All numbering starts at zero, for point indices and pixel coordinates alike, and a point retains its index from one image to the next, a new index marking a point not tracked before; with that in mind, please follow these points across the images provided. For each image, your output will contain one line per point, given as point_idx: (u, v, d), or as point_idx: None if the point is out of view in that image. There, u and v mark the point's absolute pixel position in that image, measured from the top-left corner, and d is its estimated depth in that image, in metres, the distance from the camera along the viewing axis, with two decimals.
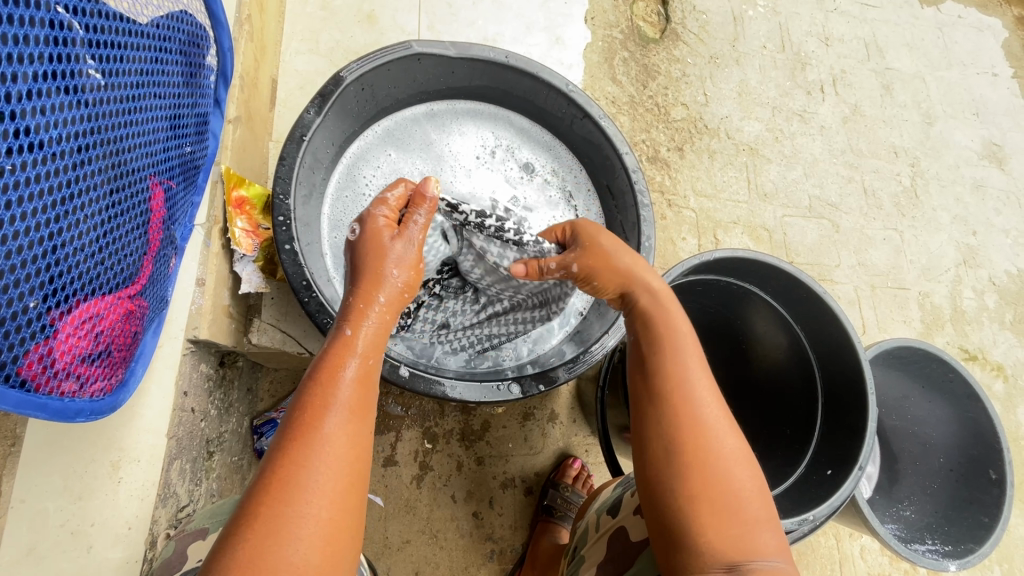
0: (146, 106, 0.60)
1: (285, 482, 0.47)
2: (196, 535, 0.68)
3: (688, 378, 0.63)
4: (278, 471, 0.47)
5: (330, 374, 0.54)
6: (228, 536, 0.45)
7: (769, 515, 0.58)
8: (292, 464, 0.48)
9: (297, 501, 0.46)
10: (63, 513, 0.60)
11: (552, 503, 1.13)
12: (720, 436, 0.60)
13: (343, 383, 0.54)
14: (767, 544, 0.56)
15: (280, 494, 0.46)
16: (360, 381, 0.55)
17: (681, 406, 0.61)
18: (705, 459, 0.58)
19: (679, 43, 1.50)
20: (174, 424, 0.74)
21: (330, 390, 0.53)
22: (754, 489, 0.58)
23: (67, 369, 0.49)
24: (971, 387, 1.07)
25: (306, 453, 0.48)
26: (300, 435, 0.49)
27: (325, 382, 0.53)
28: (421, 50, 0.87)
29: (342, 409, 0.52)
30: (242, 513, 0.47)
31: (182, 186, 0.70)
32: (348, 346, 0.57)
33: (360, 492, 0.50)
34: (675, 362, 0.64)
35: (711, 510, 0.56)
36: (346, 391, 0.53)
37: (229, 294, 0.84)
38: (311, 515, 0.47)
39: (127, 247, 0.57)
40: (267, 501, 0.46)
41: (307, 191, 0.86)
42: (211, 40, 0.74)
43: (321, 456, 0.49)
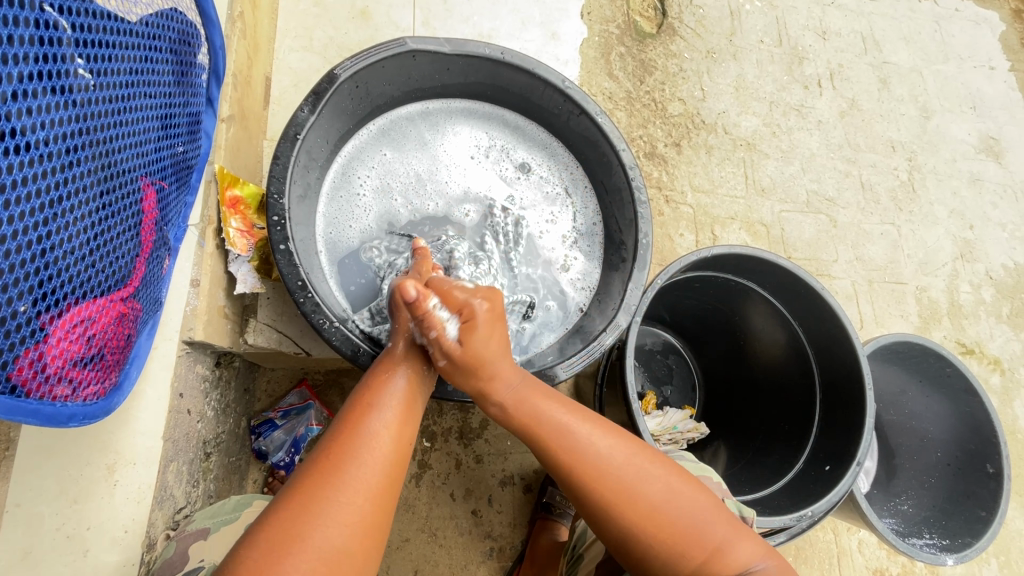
0: (136, 106, 0.59)
1: (332, 471, 0.53)
2: (197, 535, 0.67)
3: (583, 448, 0.64)
4: (327, 461, 0.54)
5: (381, 384, 0.62)
6: (270, 513, 0.50)
7: (733, 527, 0.64)
8: (341, 456, 0.54)
9: (342, 489, 0.52)
10: (59, 517, 0.60)
11: (550, 501, 1.14)
12: (648, 475, 0.64)
13: (393, 391, 0.61)
14: (744, 557, 0.62)
15: (328, 482, 0.52)
16: (409, 392, 0.63)
17: (601, 483, 0.62)
18: (647, 512, 0.61)
19: (676, 38, 1.50)
20: (169, 426, 0.73)
21: (379, 397, 0.60)
22: (687, 503, 0.63)
23: (58, 373, 0.49)
24: (968, 382, 1.07)
25: (352, 446, 0.55)
26: (348, 431, 0.56)
27: (375, 389, 0.61)
28: (416, 47, 0.87)
29: (388, 412, 0.59)
30: (285, 497, 0.52)
31: (174, 186, 0.69)
32: (398, 361, 0.65)
33: (396, 487, 0.56)
34: (564, 441, 0.64)
35: (681, 548, 0.61)
36: (392, 398, 0.61)
37: (224, 295, 0.84)
38: (354, 504, 0.52)
39: (118, 250, 0.57)
40: (311, 486, 0.52)
41: (302, 190, 0.85)
42: (202, 38, 0.74)
43: (368, 451, 0.55)
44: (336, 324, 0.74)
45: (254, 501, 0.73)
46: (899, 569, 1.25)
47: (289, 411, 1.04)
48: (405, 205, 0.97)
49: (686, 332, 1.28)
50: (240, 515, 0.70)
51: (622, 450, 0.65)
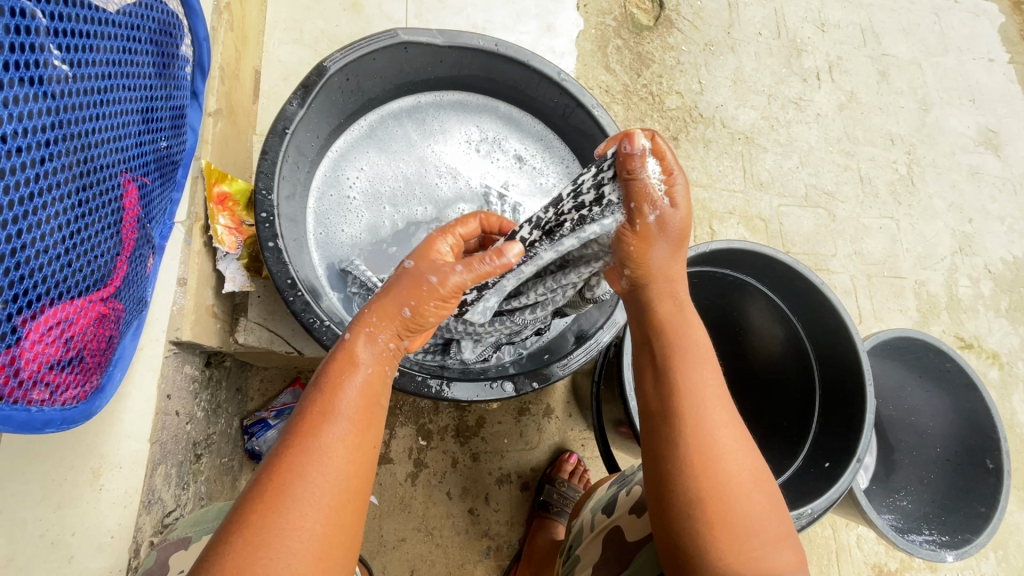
0: (116, 99, 0.57)
1: (277, 493, 0.46)
2: (178, 544, 0.66)
3: (705, 404, 0.60)
4: (272, 480, 0.47)
5: (334, 384, 0.52)
6: (222, 542, 0.45)
7: (785, 531, 0.58)
8: (288, 477, 0.47)
9: (291, 512, 0.46)
10: (42, 523, 0.58)
11: (547, 499, 1.11)
12: (732, 456, 0.58)
13: (350, 393, 0.52)
14: (782, 563, 0.56)
15: (272, 507, 0.46)
16: (370, 389, 0.53)
17: (701, 438, 0.58)
18: (720, 483, 0.57)
19: (673, 30, 1.47)
20: (157, 429, 0.72)
21: (332, 400, 0.51)
22: (770, 512, 0.58)
23: (34, 377, 0.47)
24: (968, 376, 1.06)
25: (301, 464, 0.47)
26: (299, 443, 0.48)
27: (327, 391, 0.52)
28: (407, 39, 0.85)
29: (344, 421, 0.50)
30: (231, 522, 0.46)
31: (158, 182, 0.67)
32: (358, 352, 0.54)
33: (356, 503, 0.50)
34: (694, 380, 0.60)
35: (721, 537, 0.55)
36: (347, 402, 0.51)
37: (213, 293, 0.82)
38: (305, 529, 0.46)
39: (97, 248, 0.55)
40: (258, 510, 0.46)
41: (292, 187, 0.83)
42: (185, 29, 0.71)
43: (318, 469, 0.48)
44: (327, 323, 0.73)
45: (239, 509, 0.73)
46: (898, 565, 1.24)
47: (283, 411, 1.02)
48: (392, 207, 0.94)
49: None
50: None
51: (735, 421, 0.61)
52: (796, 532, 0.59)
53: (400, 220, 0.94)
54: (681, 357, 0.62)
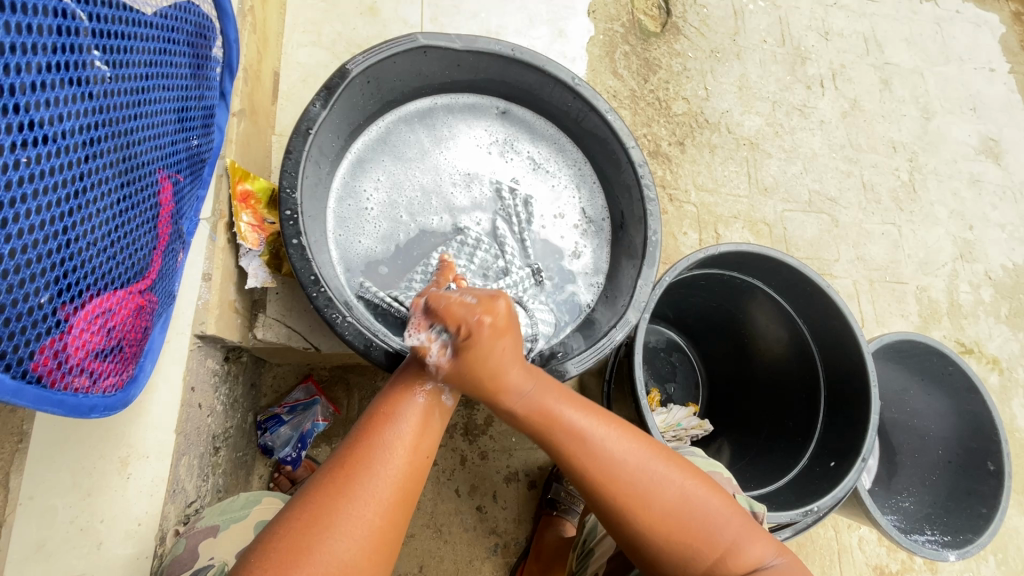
0: (153, 99, 0.59)
1: (345, 481, 0.52)
2: (207, 532, 0.67)
3: (602, 454, 0.62)
4: (341, 471, 0.53)
5: (400, 392, 0.60)
6: (282, 523, 0.50)
7: (744, 523, 0.63)
8: (356, 468, 0.53)
9: (354, 500, 0.51)
10: (73, 510, 0.60)
11: (555, 497, 1.13)
12: (661, 480, 0.62)
13: (414, 401, 0.59)
14: (756, 555, 0.62)
15: (338, 492, 0.51)
16: (432, 399, 0.60)
17: (612, 489, 0.61)
18: (658, 522, 0.61)
19: (680, 37, 1.50)
20: (182, 420, 0.73)
21: (397, 405, 0.59)
22: (720, 508, 0.63)
23: (80, 365, 0.49)
24: (970, 380, 1.08)
25: (368, 463, 0.53)
26: (367, 442, 0.55)
27: (397, 396, 0.60)
28: (427, 42, 0.87)
29: (407, 423, 0.58)
30: (297, 506, 0.51)
31: (189, 180, 0.69)
32: (420, 370, 0.63)
33: (408, 503, 0.54)
34: (573, 433, 0.62)
35: (693, 546, 0.61)
36: (411, 408, 0.59)
37: (235, 289, 0.84)
38: (363, 516, 0.51)
39: (137, 241, 0.57)
40: (326, 494, 0.51)
41: (313, 185, 0.85)
42: (216, 31, 0.73)
43: (384, 463, 0.54)
44: (348, 318, 0.74)
45: (264, 498, 0.74)
46: (899, 566, 1.26)
47: (296, 407, 1.04)
48: (409, 212, 0.95)
49: (691, 329, 1.28)
50: (250, 512, 0.71)
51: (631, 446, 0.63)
52: (751, 517, 0.65)
53: (415, 226, 0.95)
54: (550, 422, 0.62)
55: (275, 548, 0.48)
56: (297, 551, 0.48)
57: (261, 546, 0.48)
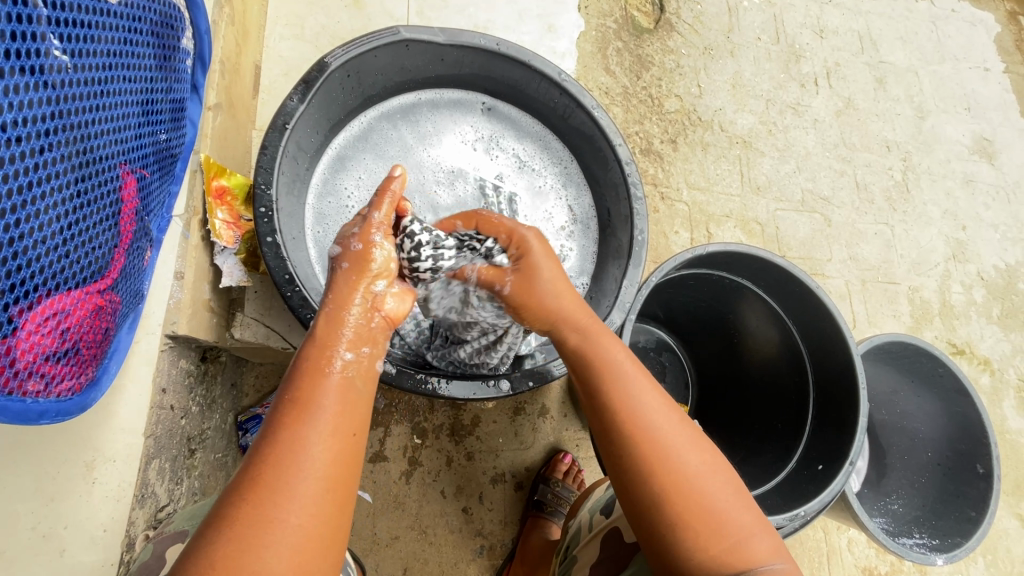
0: (115, 91, 0.57)
1: (266, 483, 0.46)
2: (177, 536, 0.66)
3: (638, 406, 0.62)
4: (263, 472, 0.46)
5: (314, 374, 0.52)
6: (208, 537, 0.44)
7: (755, 518, 0.58)
8: (276, 467, 0.46)
9: (282, 504, 0.45)
10: (35, 515, 0.57)
11: (542, 499, 1.12)
12: (692, 466, 0.58)
13: (328, 381, 0.52)
14: (763, 550, 0.56)
15: (263, 496, 0.45)
16: (348, 374, 0.53)
17: (642, 435, 0.60)
18: (676, 480, 0.57)
19: (673, 34, 1.48)
20: (152, 423, 0.71)
21: (313, 388, 0.51)
22: (735, 499, 0.58)
23: (29, 369, 0.47)
24: (960, 382, 1.07)
25: (287, 458, 0.46)
26: (285, 435, 0.48)
27: (311, 379, 0.51)
28: (409, 36, 0.84)
29: (327, 410, 0.50)
30: (217, 520, 0.45)
31: (156, 175, 0.67)
32: (327, 344, 0.53)
33: (346, 496, 0.49)
34: (624, 389, 0.63)
35: (698, 528, 0.55)
36: (331, 392, 0.51)
37: (210, 288, 0.82)
38: (291, 522, 0.45)
39: (94, 240, 0.55)
40: (247, 502, 0.45)
41: (290, 182, 0.83)
42: (186, 21, 0.71)
43: (302, 458, 0.47)
44: None
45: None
46: (888, 568, 1.25)
47: None
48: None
49: (681, 329, 1.27)
50: None
51: (672, 418, 0.62)
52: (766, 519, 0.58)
53: None
54: (601, 369, 0.65)
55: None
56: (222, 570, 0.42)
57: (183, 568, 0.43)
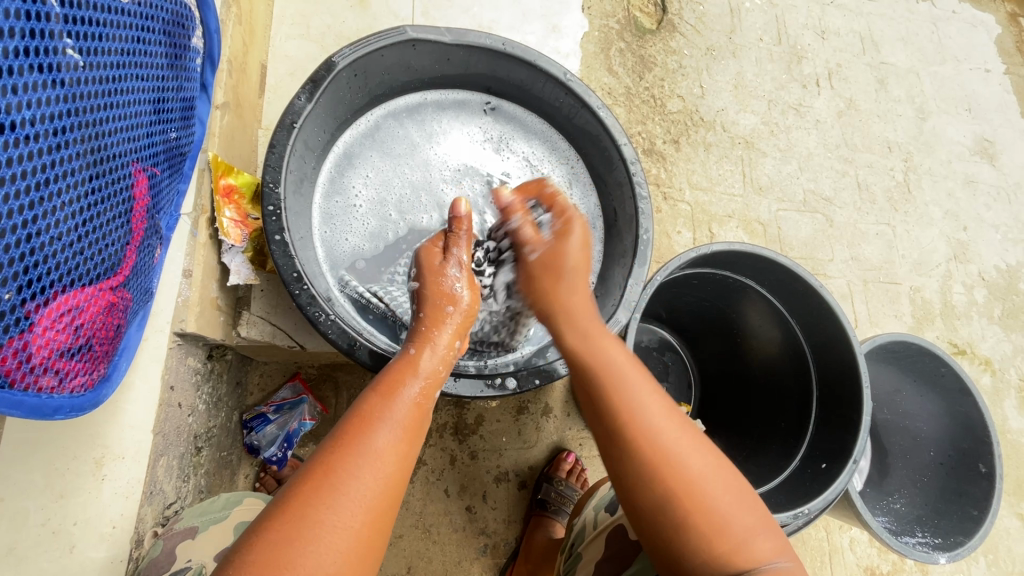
0: (127, 89, 0.57)
1: (325, 486, 0.47)
2: (186, 532, 0.66)
3: (638, 407, 0.62)
4: (320, 476, 0.48)
5: (389, 390, 0.56)
6: (253, 541, 0.45)
7: (761, 519, 0.58)
8: (337, 472, 0.48)
9: (336, 509, 0.46)
10: (45, 512, 0.59)
11: (546, 498, 1.12)
12: (693, 466, 0.59)
13: (404, 401, 0.56)
14: (766, 551, 0.56)
15: (318, 500, 0.46)
16: (422, 400, 0.58)
17: (644, 442, 0.60)
18: (678, 484, 0.57)
19: (675, 34, 1.49)
20: (161, 420, 0.71)
21: (387, 405, 0.54)
22: (737, 503, 0.58)
23: (44, 364, 0.47)
24: (962, 381, 1.08)
25: (354, 461, 0.49)
26: (352, 441, 0.50)
27: (383, 396, 0.55)
28: (415, 36, 0.85)
29: (396, 425, 0.53)
30: (270, 519, 0.46)
31: (167, 173, 0.67)
32: (413, 364, 0.60)
33: (394, 509, 0.50)
34: (626, 391, 0.63)
35: (700, 532, 0.56)
36: (402, 409, 0.55)
37: (218, 286, 0.82)
38: (348, 527, 0.46)
39: (107, 237, 0.55)
40: (300, 508, 0.46)
41: (298, 180, 0.83)
42: (196, 21, 0.72)
43: (369, 467, 0.49)
44: (332, 316, 0.73)
45: (245, 499, 0.74)
46: (890, 567, 1.26)
47: (283, 406, 1.03)
48: (398, 210, 0.93)
49: (684, 328, 1.27)
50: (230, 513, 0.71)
51: (672, 420, 0.62)
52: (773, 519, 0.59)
53: (405, 225, 0.93)
54: (609, 371, 0.66)
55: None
56: (275, 569, 0.43)
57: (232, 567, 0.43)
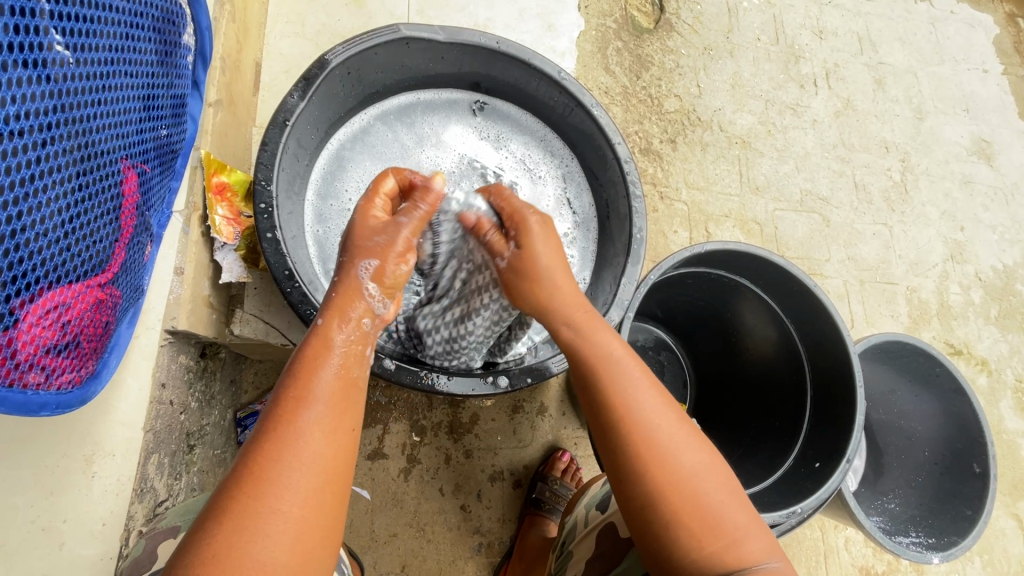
0: (116, 85, 0.57)
1: (258, 477, 0.47)
2: (167, 532, 0.65)
3: (631, 398, 0.61)
4: (252, 468, 0.47)
5: (307, 370, 0.53)
6: (203, 530, 0.45)
7: (748, 518, 0.58)
8: (269, 462, 0.47)
9: (273, 497, 0.46)
10: (34, 509, 0.57)
11: (540, 496, 1.12)
12: (691, 467, 0.58)
13: (325, 379, 0.53)
14: (756, 549, 0.57)
15: (254, 492, 0.46)
16: (347, 371, 0.54)
17: (638, 430, 0.59)
18: (674, 481, 0.57)
19: (673, 33, 1.49)
20: (151, 417, 0.72)
21: (307, 385, 0.52)
22: (728, 497, 0.58)
23: (30, 361, 0.47)
24: (957, 381, 1.07)
25: (280, 450, 0.48)
26: (278, 430, 0.49)
27: (302, 377, 0.52)
28: (409, 34, 0.85)
29: (321, 405, 0.51)
30: (209, 513, 0.46)
31: (158, 171, 0.67)
32: (329, 338, 0.55)
33: (339, 482, 0.50)
34: (620, 378, 0.62)
35: (688, 525, 0.56)
36: (325, 389, 0.52)
37: (210, 284, 0.82)
38: (288, 513, 0.46)
39: (95, 234, 0.55)
40: (240, 497, 0.46)
41: (290, 180, 0.83)
42: (187, 18, 0.72)
43: (299, 452, 0.48)
44: (323, 315, 0.73)
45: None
46: (885, 567, 1.26)
47: None
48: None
49: (680, 329, 1.27)
50: None
51: (672, 416, 0.61)
52: (760, 518, 0.58)
53: None
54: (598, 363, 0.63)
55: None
56: (220, 565, 0.43)
57: (180, 563, 0.45)
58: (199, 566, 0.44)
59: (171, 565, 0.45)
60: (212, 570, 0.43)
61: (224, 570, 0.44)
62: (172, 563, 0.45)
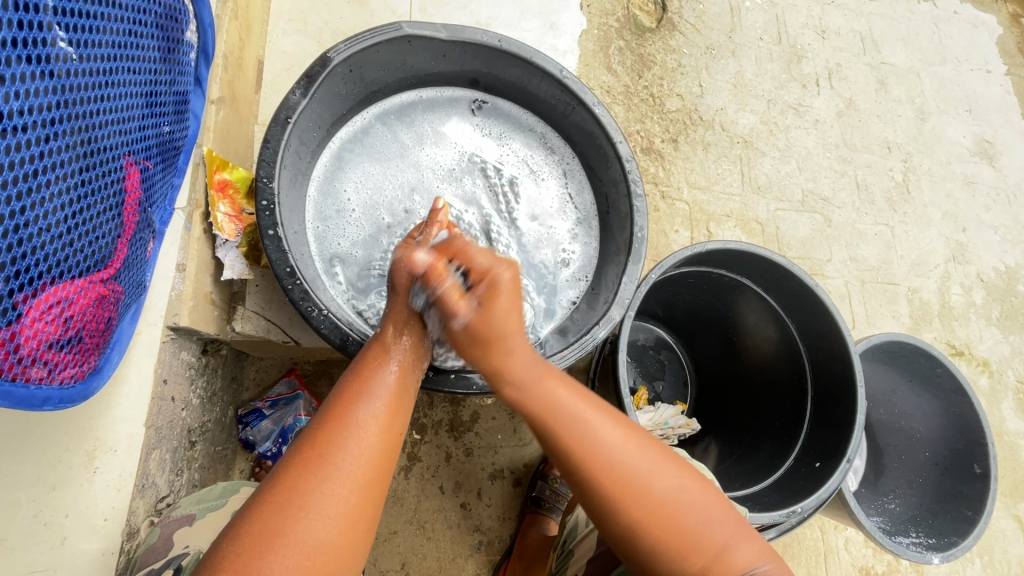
0: (119, 82, 0.57)
1: (318, 458, 0.51)
2: (183, 520, 0.66)
3: (594, 435, 0.59)
4: (312, 449, 0.51)
5: (368, 373, 0.59)
6: (259, 503, 0.48)
7: (735, 527, 0.59)
8: (329, 446, 0.51)
9: (329, 479, 0.50)
10: (36, 504, 0.58)
11: (540, 495, 1.12)
12: (666, 490, 0.58)
13: (383, 382, 0.59)
14: (743, 557, 0.58)
15: (312, 472, 0.50)
16: (402, 380, 0.60)
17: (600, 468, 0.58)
18: (650, 506, 0.57)
19: (675, 32, 1.49)
20: (152, 413, 0.71)
21: (367, 386, 0.57)
22: (714, 510, 0.59)
23: (34, 355, 0.48)
24: (958, 382, 1.07)
25: (339, 437, 0.52)
26: (338, 421, 0.54)
27: (363, 379, 0.58)
28: (411, 32, 0.85)
29: (379, 404, 0.56)
30: (265, 491, 0.49)
31: (160, 168, 0.67)
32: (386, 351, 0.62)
33: (384, 480, 0.54)
34: (576, 417, 0.60)
35: (670, 542, 0.57)
36: (382, 391, 0.58)
37: (212, 281, 0.82)
38: (340, 495, 0.49)
39: (98, 230, 0.55)
40: (298, 475, 0.49)
41: (291, 177, 0.83)
42: (190, 15, 0.72)
43: (355, 442, 0.53)
44: (324, 312, 0.73)
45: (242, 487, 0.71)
46: (885, 567, 1.26)
47: (278, 401, 1.02)
48: (390, 212, 0.94)
49: (680, 328, 1.28)
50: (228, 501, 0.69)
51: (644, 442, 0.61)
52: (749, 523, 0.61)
53: (400, 224, 0.93)
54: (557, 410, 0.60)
55: (238, 551, 0.45)
56: (271, 534, 0.46)
57: (230, 534, 0.47)
58: (247, 536, 0.46)
59: (218, 538, 0.47)
60: (265, 542, 0.46)
61: (279, 544, 0.46)
62: (212, 547, 0.47)
